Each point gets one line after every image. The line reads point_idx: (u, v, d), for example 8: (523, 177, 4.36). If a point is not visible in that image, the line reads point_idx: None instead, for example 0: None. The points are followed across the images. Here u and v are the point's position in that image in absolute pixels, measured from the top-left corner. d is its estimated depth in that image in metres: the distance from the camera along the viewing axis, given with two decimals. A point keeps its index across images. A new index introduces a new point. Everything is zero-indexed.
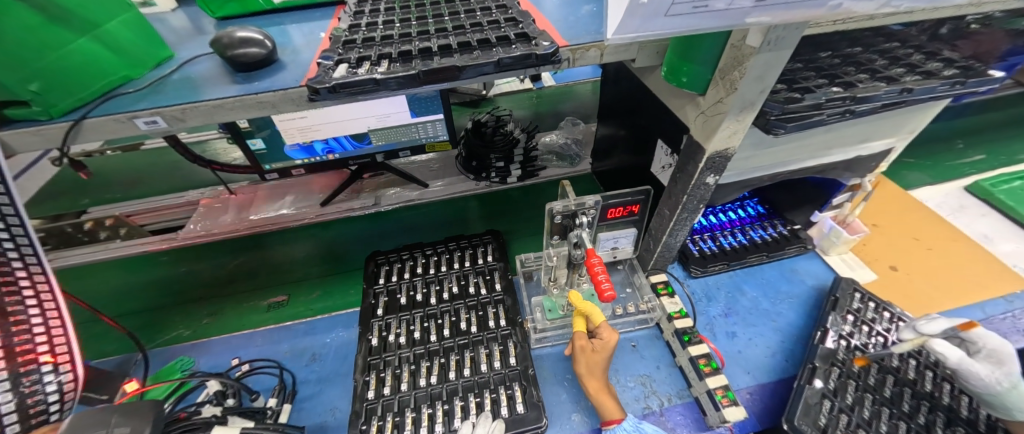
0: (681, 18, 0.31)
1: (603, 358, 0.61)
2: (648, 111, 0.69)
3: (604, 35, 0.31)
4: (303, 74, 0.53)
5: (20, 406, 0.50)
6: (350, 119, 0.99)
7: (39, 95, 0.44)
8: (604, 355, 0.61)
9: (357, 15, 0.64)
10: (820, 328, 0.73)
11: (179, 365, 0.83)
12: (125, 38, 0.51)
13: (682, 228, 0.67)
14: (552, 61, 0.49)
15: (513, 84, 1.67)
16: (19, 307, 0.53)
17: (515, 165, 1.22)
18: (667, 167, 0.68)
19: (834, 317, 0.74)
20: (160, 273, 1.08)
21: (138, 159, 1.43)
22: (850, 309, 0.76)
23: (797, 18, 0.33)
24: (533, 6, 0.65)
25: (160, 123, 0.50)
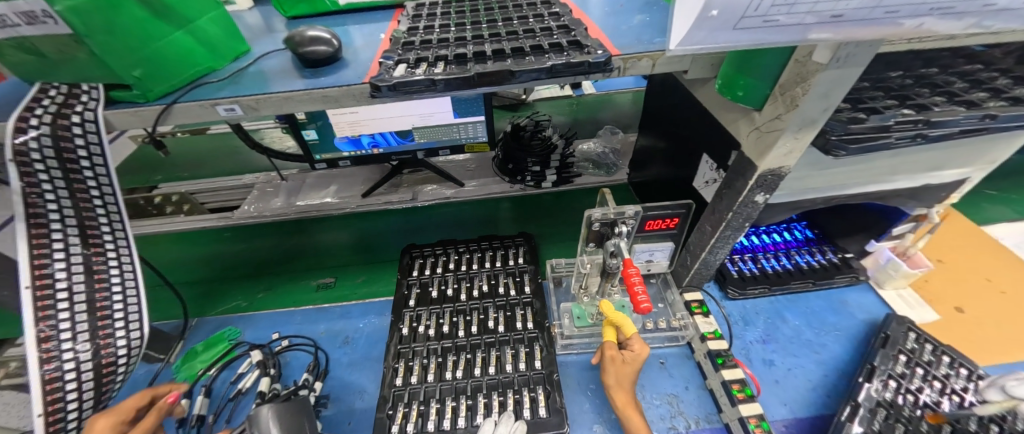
0: (749, 32, 0.31)
1: (632, 370, 0.60)
2: (695, 124, 0.68)
3: (665, 46, 0.32)
4: (364, 72, 0.56)
5: (94, 357, 0.57)
6: (396, 116, 1.04)
7: (141, 80, 0.50)
8: (633, 366, 0.60)
9: (415, 18, 0.67)
10: (869, 366, 0.69)
11: (226, 334, 0.89)
12: (212, 32, 0.56)
13: (723, 246, 0.65)
14: (603, 70, 0.49)
15: (554, 90, 1.68)
16: (104, 268, 0.59)
17: (551, 170, 1.23)
18: (711, 181, 0.66)
19: (885, 356, 0.69)
20: (212, 248, 1.16)
21: (205, 142, 1.56)
22: (902, 349, 0.71)
23: (870, 36, 0.32)
24: (584, 15, 0.66)
25: (238, 111, 0.54)
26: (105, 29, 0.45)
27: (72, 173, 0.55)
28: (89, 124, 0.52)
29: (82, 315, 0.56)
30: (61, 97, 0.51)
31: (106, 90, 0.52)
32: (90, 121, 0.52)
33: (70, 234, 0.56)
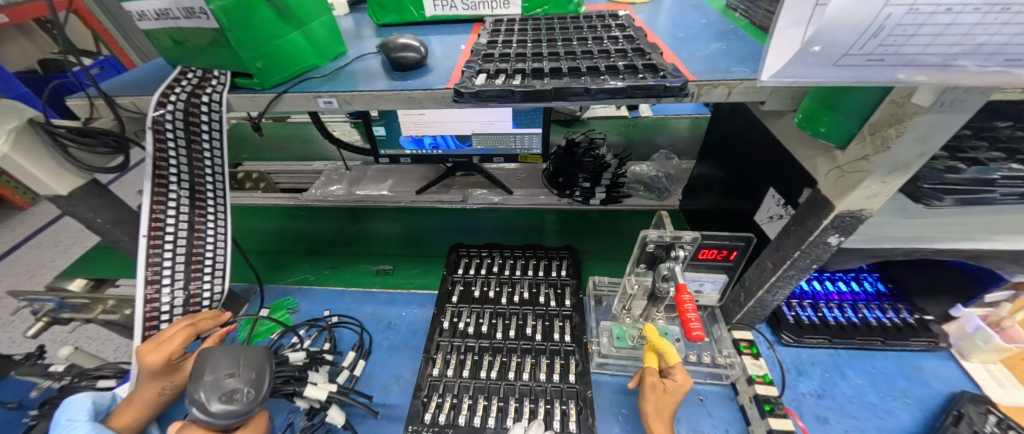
0: (849, 70, 0.32)
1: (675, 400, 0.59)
2: (763, 157, 0.66)
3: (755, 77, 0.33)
4: (447, 78, 0.61)
5: (183, 303, 0.67)
6: (459, 121, 1.10)
7: (261, 71, 0.58)
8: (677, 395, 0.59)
9: (494, 32, 0.72)
10: None
11: (286, 303, 0.97)
12: (320, 34, 0.64)
13: (784, 286, 0.62)
14: (677, 94, 0.50)
15: (609, 110, 1.69)
16: (203, 229, 0.68)
17: (601, 187, 1.24)
18: (776, 217, 0.64)
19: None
20: (278, 224, 1.27)
21: (285, 129, 1.73)
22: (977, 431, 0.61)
23: (975, 82, 0.31)
24: (659, 40, 0.67)
25: (334, 104, 0.61)
26: (242, 24, 0.53)
27: (193, 145, 0.63)
28: (215, 105, 0.61)
29: (179, 266, 0.66)
30: (195, 79, 0.60)
31: (233, 77, 0.60)
32: (216, 102, 0.61)
33: (181, 196, 0.64)
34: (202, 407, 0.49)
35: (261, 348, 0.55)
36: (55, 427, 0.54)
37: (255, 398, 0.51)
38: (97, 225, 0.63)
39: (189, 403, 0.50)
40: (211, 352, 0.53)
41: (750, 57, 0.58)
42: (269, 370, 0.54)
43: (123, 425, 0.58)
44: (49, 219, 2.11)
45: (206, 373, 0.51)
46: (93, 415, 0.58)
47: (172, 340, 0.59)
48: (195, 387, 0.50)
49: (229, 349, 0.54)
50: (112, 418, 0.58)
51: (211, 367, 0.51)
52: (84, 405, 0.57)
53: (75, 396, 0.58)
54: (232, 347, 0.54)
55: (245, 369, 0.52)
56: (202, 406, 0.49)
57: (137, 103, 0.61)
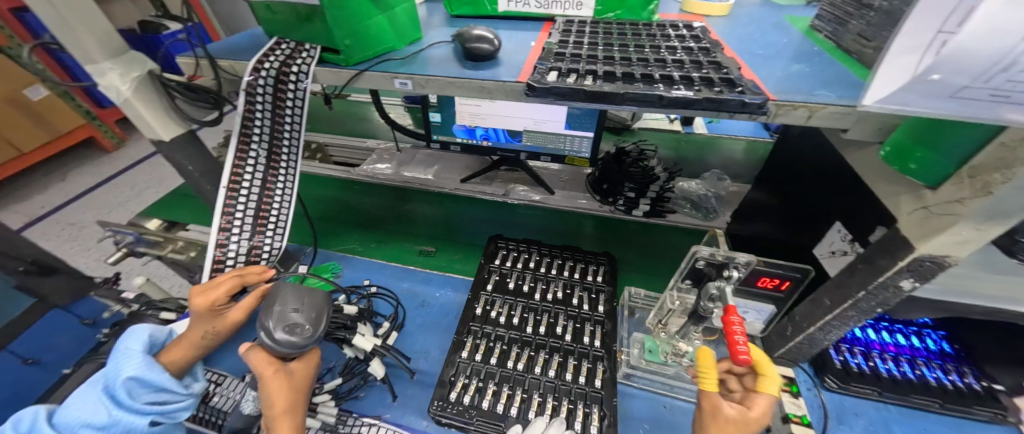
0: (965, 102, 0.31)
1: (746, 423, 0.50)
2: (833, 188, 0.63)
3: (858, 100, 0.35)
4: (517, 72, 0.62)
5: (247, 253, 0.73)
6: (514, 116, 1.11)
7: (347, 48, 0.62)
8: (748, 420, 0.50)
9: (565, 32, 0.73)
10: None
11: (330, 267, 1.03)
12: (402, 19, 0.68)
13: (838, 326, 0.58)
14: (755, 111, 0.49)
15: (661, 122, 1.65)
16: (274, 188, 0.73)
17: (646, 200, 1.20)
18: (839, 253, 0.60)
19: None
20: (330, 195, 1.35)
21: (345, 106, 1.82)
22: None
23: None
24: (735, 55, 0.64)
25: (408, 86, 0.64)
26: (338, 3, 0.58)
27: (278, 110, 0.69)
28: (302, 76, 0.66)
29: (250, 219, 0.72)
30: (289, 50, 0.65)
31: (321, 52, 0.66)
32: (304, 74, 0.66)
33: (259, 155, 0.70)
34: (270, 334, 0.56)
35: (322, 293, 0.61)
36: (116, 354, 0.58)
37: (314, 334, 0.57)
38: (188, 172, 0.70)
39: (260, 330, 0.57)
40: (282, 289, 0.60)
41: (835, 82, 0.55)
42: (327, 313, 0.60)
43: (172, 360, 0.62)
44: (131, 163, 2.35)
45: (277, 305, 0.57)
46: (147, 347, 0.61)
47: (220, 285, 0.66)
48: (268, 316, 0.57)
49: (297, 288, 0.60)
50: (163, 350, 0.62)
51: (281, 301, 0.58)
52: (141, 336, 0.60)
53: (137, 327, 0.62)
54: (299, 287, 0.61)
55: (309, 308, 0.58)
56: (269, 331, 0.56)
57: (235, 66, 0.67)
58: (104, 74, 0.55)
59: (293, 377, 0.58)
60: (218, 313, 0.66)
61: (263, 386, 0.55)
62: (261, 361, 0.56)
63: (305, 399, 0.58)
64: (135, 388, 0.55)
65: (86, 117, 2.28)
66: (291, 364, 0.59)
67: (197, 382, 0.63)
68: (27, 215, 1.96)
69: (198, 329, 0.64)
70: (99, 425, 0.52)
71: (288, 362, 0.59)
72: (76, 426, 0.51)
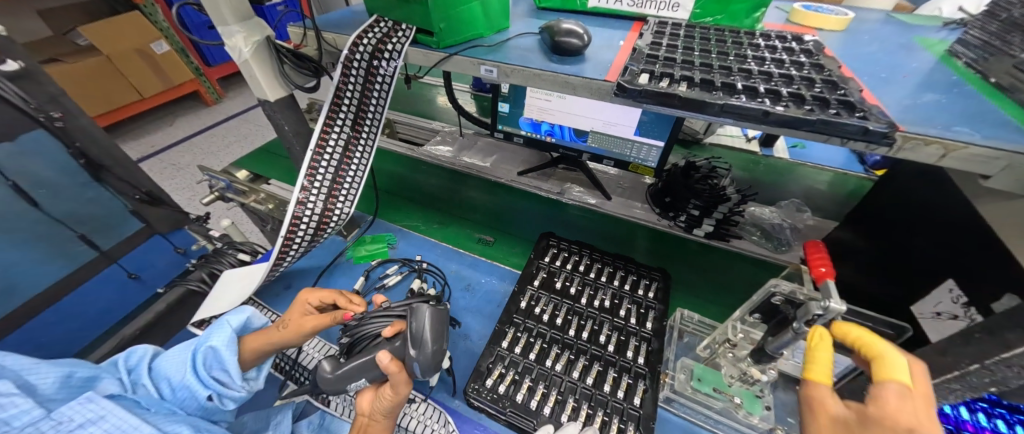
0: None
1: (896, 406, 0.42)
2: (947, 240, 0.55)
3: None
4: (604, 71, 0.61)
5: (323, 214, 0.79)
6: (584, 115, 1.09)
7: (441, 31, 0.65)
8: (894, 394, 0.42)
9: (657, 34, 0.69)
10: None
11: (387, 238, 1.09)
12: (494, 7, 0.69)
13: (931, 397, 0.51)
14: (875, 141, 0.43)
15: (737, 140, 1.54)
16: (353, 157, 0.78)
17: (710, 220, 1.09)
18: (946, 315, 0.52)
19: None
20: (394, 170, 1.42)
21: (416, 87, 1.90)
22: None
23: None
24: (853, 75, 0.58)
25: (493, 73, 0.65)
26: None
27: (368, 84, 0.73)
28: (397, 54, 0.70)
29: (328, 182, 0.76)
30: (387, 29, 0.69)
31: (415, 32, 0.70)
32: (398, 52, 0.70)
33: (344, 124, 0.73)
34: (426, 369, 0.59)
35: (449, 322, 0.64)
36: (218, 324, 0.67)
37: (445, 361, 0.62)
38: (283, 131, 0.77)
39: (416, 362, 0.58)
40: (432, 321, 0.60)
41: (980, 119, 0.47)
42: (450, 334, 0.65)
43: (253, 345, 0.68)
44: (225, 117, 2.62)
45: (433, 341, 0.59)
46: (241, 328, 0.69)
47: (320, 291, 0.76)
48: (423, 351, 0.58)
49: (438, 318, 0.61)
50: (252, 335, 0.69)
51: (434, 337, 0.59)
52: (243, 315, 0.69)
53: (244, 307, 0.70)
54: (442, 316, 0.61)
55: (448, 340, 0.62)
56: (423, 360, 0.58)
57: (337, 40, 0.72)
58: (232, 36, 0.61)
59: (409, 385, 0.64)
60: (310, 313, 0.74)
61: (395, 400, 0.59)
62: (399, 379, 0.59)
63: None
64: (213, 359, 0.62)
65: (195, 72, 2.58)
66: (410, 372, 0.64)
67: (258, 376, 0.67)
68: (142, 151, 2.26)
69: (280, 324, 0.71)
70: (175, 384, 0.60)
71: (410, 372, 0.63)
72: (165, 377, 0.61)
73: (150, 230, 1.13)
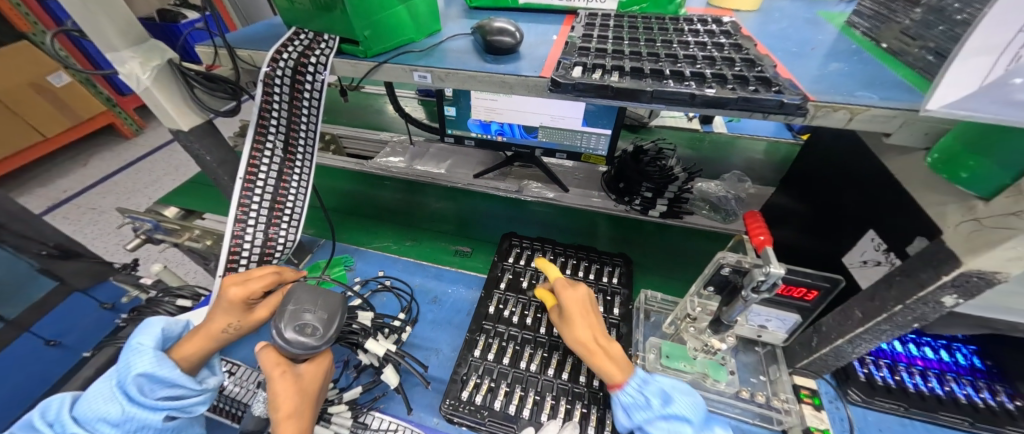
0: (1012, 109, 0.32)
1: (620, 364, 0.61)
2: (866, 195, 0.59)
3: (922, 105, 0.34)
4: (540, 67, 0.61)
5: (263, 245, 0.73)
6: (530, 112, 1.09)
7: (367, 39, 0.62)
8: (611, 376, 0.59)
9: (588, 26, 0.70)
10: None
11: (343, 260, 1.03)
12: (421, 10, 0.67)
13: (870, 340, 0.55)
14: (791, 113, 0.46)
15: (679, 121, 1.61)
16: (289, 179, 0.73)
17: (663, 200, 1.14)
18: (872, 263, 0.57)
19: None
20: (346, 187, 1.36)
21: (359, 98, 1.82)
22: None
23: None
24: (767, 52, 0.62)
25: (427, 79, 0.63)
26: None
27: (295, 102, 0.68)
28: (323, 67, 0.66)
29: (264, 211, 0.71)
30: (306, 41, 0.65)
31: (340, 42, 0.66)
32: (322, 64, 0.66)
33: (275, 147, 0.69)
34: (279, 331, 0.58)
35: (337, 295, 0.63)
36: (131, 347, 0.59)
37: (311, 334, 0.58)
38: (206, 162, 0.71)
39: (272, 329, 0.59)
40: (298, 288, 0.62)
41: (879, 82, 0.52)
42: (339, 315, 0.61)
43: (188, 352, 0.61)
44: (148, 150, 2.39)
45: (287, 305, 0.60)
46: (162, 342, 0.61)
47: (254, 281, 0.66)
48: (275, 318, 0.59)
49: (310, 289, 0.62)
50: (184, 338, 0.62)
51: (295, 300, 0.60)
52: (155, 330, 0.61)
53: (153, 320, 0.63)
54: (314, 287, 0.63)
55: (320, 309, 0.60)
56: (280, 328, 0.58)
57: (254, 56, 0.67)
58: (125, 63, 0.55)
59: (302, 379, 0.58)
60: (247, 307, 0.66)
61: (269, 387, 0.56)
62: (271, 361, 0.58)
63: (308, 405, 0.57)
64: (146, 383, 0.56)
65: (107, 103, 2.32)
66: (301, 366, 0.60)
67: (212, 377, 0.64)
68: (51, 198, 2.01)
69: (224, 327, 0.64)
70: (114, 420, 0.54)
71: (298, 364, 0.60)
72: (95, 419, 0.54)
73: (67, 289, 1.00)
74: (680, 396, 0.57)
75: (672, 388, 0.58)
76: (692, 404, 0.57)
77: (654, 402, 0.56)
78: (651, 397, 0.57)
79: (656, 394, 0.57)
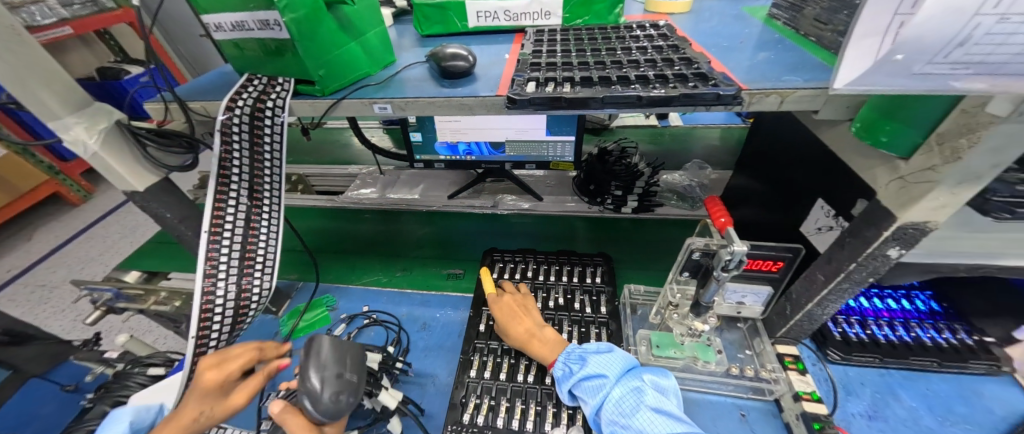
0: (925, 79, 0.31)
1: (551, 345, 0.70)
2: (810, 168, 0.64)
3: (829, 85, 0.33)
4: (496, 86, 0.63)
5: (238, 297, 0.71)
6: (494, 128, 1.12)
7: (323, 78, 0.63)
8: (545, 358, 0.69)
9: (537, 42, 0.74)
10: None
11: (325, 300, 1.00)
12: (374, 45, 0.69)
13: (836, 300, 0.60)
14: (729, 103, 0.50)
15: (638, 119, 1.68)
16: (258, 225, 0.71)
17: (633, 197, 1.19)
18: (826, 229, 0.62)
19: None
20: (319, 225, 1.34)
21: (323, 134, 1.81)
22: None
23: None
24: (703, 49, 0.67)
25: (388, 109, 0.64)
26: (310, 35, 0.58)
27: (255, 147, 0.68)
28: (280, 110, 0.66)
29: (235, 262, 0.69)
30: (262, 86, 0.65)
31: (295, 84, 0.66)
32: (280, 107, 0.66)
33: (240, 195, 0.67)
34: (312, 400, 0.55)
35: (360, 349, 0.62)
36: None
37: (327, 399, 0.55)
38: (166, 220, 0.68)
39: (302, 396, 0.56)
40: (322, 348, 0.58)
41: (802, 66, 0.57)
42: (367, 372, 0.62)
43: None
44: (100, 214, 2.26)
45: (319, 370, 0.56)
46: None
47: (233, 360, 0.63)
48: (308, 383, 0.56)
49: (336, 346, 0.59)
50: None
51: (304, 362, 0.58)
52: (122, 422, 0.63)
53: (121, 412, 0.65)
54: (337, 345, 0.60)
55: (351, 368, 0.59)
56: (313, 395, 0.55)
57: (207, 107, 0.67)
58: (71, 129, 0.54)
59: None
60: (223, 393, 0.61)
61: None
62: (301, 429, 0.55)
63: None
64: None
65: (50, 171, 2.19)
66: (326, 428, 0.58)
67: None
68: None
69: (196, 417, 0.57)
70: None
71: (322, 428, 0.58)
72: None
73: (22, 376, 0.85)
74: (596, 357, 0.64)
75: (591, 352, 0.66)
76: (609, 359, 0.63)
77: (576, 368, 0.65)
78: (573, 365, 0.65)
79: (576, 361, 0.66)
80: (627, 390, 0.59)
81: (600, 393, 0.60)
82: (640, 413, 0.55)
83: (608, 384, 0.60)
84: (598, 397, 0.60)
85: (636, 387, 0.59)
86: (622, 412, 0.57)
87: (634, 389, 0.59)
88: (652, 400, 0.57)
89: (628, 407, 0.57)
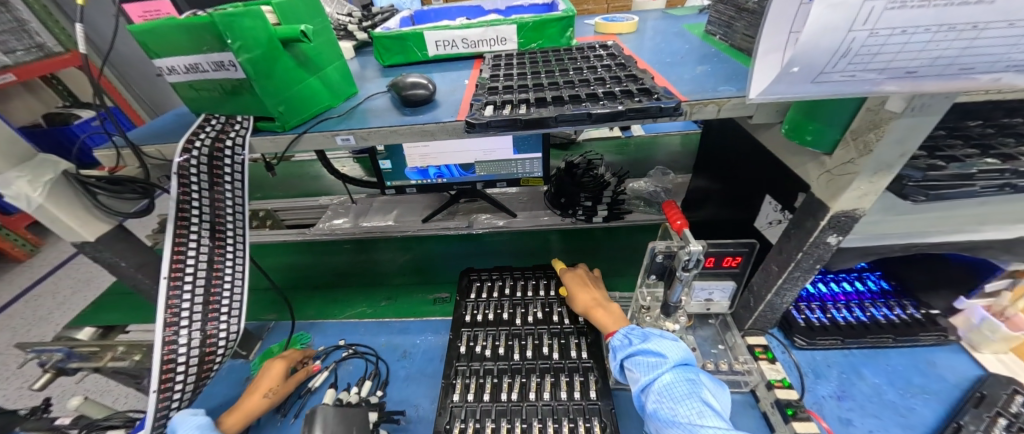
0: (825, 86, 0.36)
1: (614, 316, 0.73)
2: (756, 167, 0.69)
3: (746, 95, 0.37)
4: (456, 111, 0.65)
5: (202, 343, 0.68)
6: (462, 150, 1.14)
7: (282, 114, 0.63)
8: (606, 325, 0.71)
9: (495, 67, 0.77)
10: (954, 424, 0.63)
11: (299, 338, 0.97)
12: (333, 78, 0.70)
13: (792, 288, 0.63)
14: (672, 114, 0.54)
15: (603, 131, 1.75)
16: (222, 266, 0.69)
17: (602, 206, 1.22)
18: (775, 223, 0.66)
19: (972, 414, 0.63)
20: (292, 260, 1.31)
21: (292, 168, 1.78)
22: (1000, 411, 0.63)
23: (927, 88, 0.36)
24: (647, 66, 0.72)
25: (351, 140, 0.65)
26: (269, 73, 0.59)
27: (215, 187, 0.67)
28: (240, 148, 0.66)
29: (198, 307, 0.66)
30: (219, 125, 0.64)
31: (254, 122, 0.66)
32: (240, 145, 0.66)
33: (201, 237, 0.66)
34: None
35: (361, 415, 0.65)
36: None
37: None
38: (121, 269, 0.66)
39: None
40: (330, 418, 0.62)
41: (735, 77, 0.63)
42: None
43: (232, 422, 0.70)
44: (49, 269, 2.11)
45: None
46: None
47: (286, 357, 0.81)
48: None
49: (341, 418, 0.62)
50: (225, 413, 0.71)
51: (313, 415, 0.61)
52: None
53: None
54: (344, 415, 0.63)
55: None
56: None
57: (163, 150, 0.65)
58: (12, 184, 0.52)
59: None
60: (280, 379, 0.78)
61: None
62: None
63: None
64: None
65: None
66: None
67: None
68: None
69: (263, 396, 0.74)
70: None
71: None
72: None
73: None
74: (661, 339, 0.61)
75: (657, 333, 0.62)
76: (673, 344, 0.60)
77: (635, 341, 0.63)
78: (633, 338, 0.63)
79: (637, 336, 0.64)
80: (681, 377, 0.56)
81: (653, 372, 0.57)
82: (691, 402, 0.52)
83: (663, 365, 0.57)
84: (651, 374, 0.57)
85: (693, 379, 0.56)
86: (671, 395, 0.54)
87: (690, 379, 0.56)
88: (706, 395, 0.54)
89: (680, 394, 0.54)
